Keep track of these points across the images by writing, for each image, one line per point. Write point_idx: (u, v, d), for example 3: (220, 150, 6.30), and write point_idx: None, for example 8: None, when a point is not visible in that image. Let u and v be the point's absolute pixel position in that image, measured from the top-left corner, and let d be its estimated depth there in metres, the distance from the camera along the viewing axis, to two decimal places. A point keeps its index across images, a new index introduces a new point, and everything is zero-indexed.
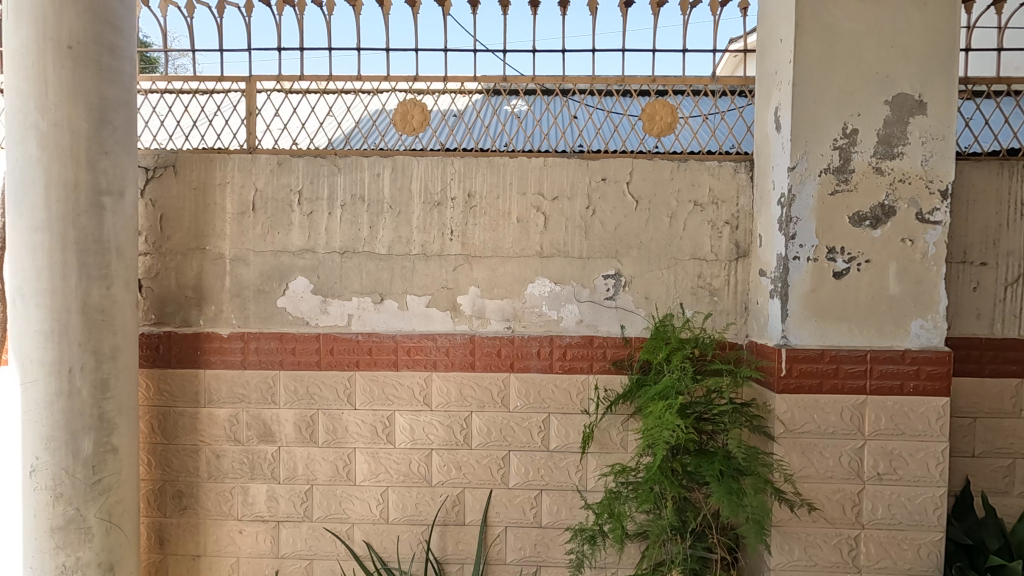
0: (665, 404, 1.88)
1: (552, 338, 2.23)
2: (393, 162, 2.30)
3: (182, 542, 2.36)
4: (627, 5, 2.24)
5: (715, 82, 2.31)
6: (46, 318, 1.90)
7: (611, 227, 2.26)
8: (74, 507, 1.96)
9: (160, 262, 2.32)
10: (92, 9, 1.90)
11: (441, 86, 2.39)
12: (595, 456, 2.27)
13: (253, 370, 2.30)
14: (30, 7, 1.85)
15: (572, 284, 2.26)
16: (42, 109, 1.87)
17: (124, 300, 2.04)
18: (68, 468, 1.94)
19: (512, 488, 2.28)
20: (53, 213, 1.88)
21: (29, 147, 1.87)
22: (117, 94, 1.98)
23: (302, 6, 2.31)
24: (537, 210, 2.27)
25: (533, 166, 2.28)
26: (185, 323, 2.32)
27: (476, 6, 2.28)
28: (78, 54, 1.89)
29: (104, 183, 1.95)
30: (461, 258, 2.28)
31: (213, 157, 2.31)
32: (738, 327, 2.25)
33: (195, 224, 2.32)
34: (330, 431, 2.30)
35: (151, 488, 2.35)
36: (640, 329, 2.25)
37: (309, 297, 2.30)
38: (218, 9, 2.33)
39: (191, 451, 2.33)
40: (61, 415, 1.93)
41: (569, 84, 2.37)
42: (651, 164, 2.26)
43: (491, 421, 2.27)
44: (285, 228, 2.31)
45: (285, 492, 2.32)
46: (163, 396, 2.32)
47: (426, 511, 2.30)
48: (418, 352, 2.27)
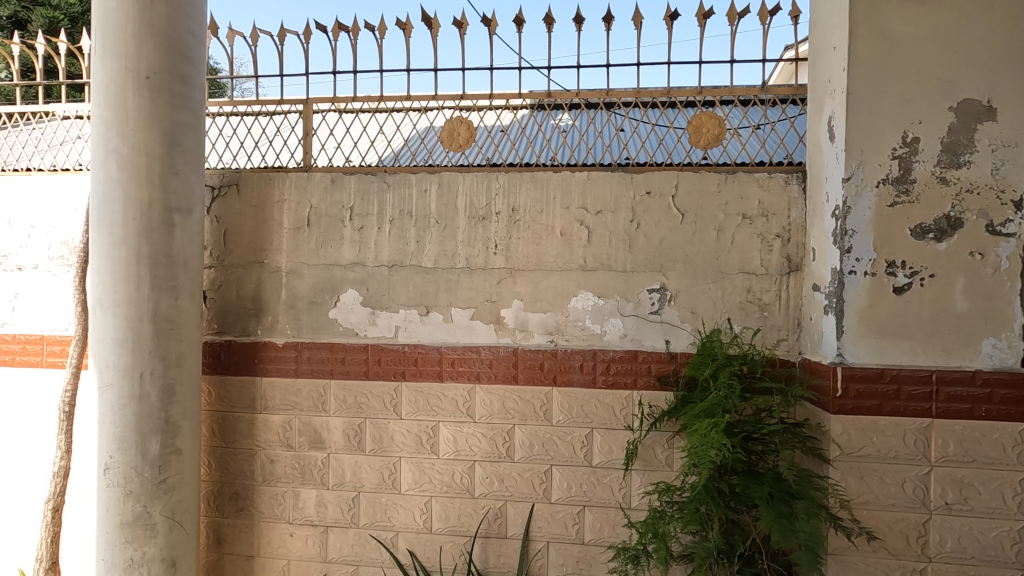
0: (710, 422, 1.83)
1: (595, 352, 2.22)
2: (439, 178, 2.36)
3: (238, 542, 2.46)
4: (672, 18, 2.23)
5: (765, 92, 2.27)
6: (121, 327, 2.05)
7: (656, 240, 2.23)
8: (141, 504, 2.09)
9: (222, 275, 2.46)
10: (166, 41, 2.06)
11: (487, 103, 2.45)
12: (639, 473, 2.22)
13: (305, 379, 2.40)
14: (114, 41, 2.02)
15: (616, 297, 2.24)
16: (123, 135, 2.03)
17: (189, 310, 2.18)
18: (138, 467, 2.08)
19: (555, 503, 2.26)
20: (130, 230, 2.04)
21: (110, 170, 2.04)
22: (187, 119, 2.13)
23: (356, 31, 2.43)
24: (581, 224, 2.27)
25: (577, 180, 2.28)
26: (244, 332, 2.46)
27: (522, 25, 2.32)
28: (155, 83, 2.05)
29: (174, 201, 2.10)
30: (505, 271, 2.30)
31: (272, 176, 2.45)
32: (790, 344, 2.16)
33: (255, 239, 2.45)
34: (377, 440, 2.36)
35: (210, 489, 2.47)
36: (685, 344, 2.20)
37: (359, 309, 2.39)
38: (279, 38, 2.47)
39: (247, 454, 2.45)
40: (132, 416, 2.07)
41: (613, 98, 2.38)
42: (697, 176, 2.23)
43: (534, 435, 2.27)
44: (337, 243, 2.41)
45: (333, 498, 2.40)
46: (222, 401, 2.45)
47: (468, 522, 2.31)
48: (462, 364, 2.30)
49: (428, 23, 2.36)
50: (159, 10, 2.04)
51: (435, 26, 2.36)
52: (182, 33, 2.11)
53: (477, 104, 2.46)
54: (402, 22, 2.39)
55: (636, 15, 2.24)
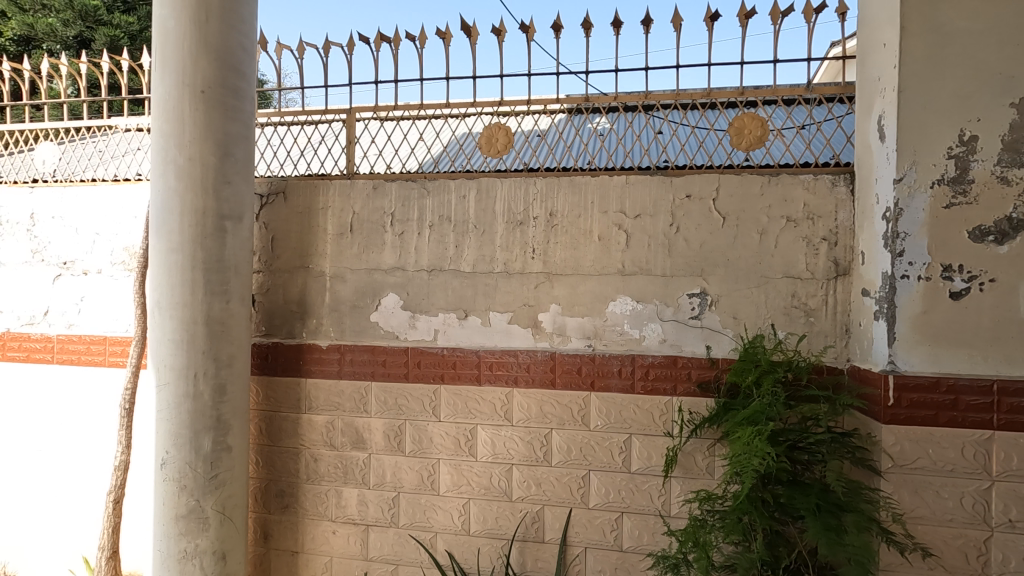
0: (753, 430, 1.79)
1: (633, 358, 2.20)
2: (478, 184, 2.39)
3: (283, 538, 2.55)
4: (713, 19, 2.20)
5: (810, 91, 2.21)
6: (178, 329, 2.15)
7: (696, 244, 2.20)
8: (195, 498, 2.19)
9: (270, 280, 2.56)
10: (221, 57, 2.16)
11: (525, 109, 2.47)
12: (679, 480, 2.19)
13: (347, 380, 2.47)
14: (173, 58, 2.13)
15: (655, 302, 2.22)
16: (180, 146, 2.14)
17: (239, 313, 2.27)
18: (191, 463, 2.18)
19: (592, 508, 2.25)
20: (186, 236, 2.14)
21: (168, 179, 2.15)
22: (238, 131, 2.23)
23: (397, 42, 2.49)
24: (619, 228, 2.26)
25: (615, 184, 2.28)
26: (290, 334, 2.54)
27: (560, 30, 2.33)
28: (209, 97, 2.15)
29: (226, 209, 2.20)
30: (542, 276, 2.31)
31: (316, 184, 2.53)
32: (837, 351, 2.09)
33: (301, 245, 2.54)
34: (416, 441, 2.40)
35: (258, 486, 2.56)
36: (727, 350, 2.16)
37: (399, 313, 2.44)
38: (324, 50, 2.56)
39: (293, 453, 2.53)
40: (187, 414, 2.17)
41: (651, 101, 2.37)
42: (739, 179, 2.18)
43: (572, 440, 2.26)
44: (378, 248, 2.47)
45: (374, 498, 2.45)
46: (269, 401, 2.55)
47: (506, 525, 2.32)
48: (500, 368, 2.32)
49: (466, 32, 2.40)
50: (213, 28, 2.14)
51: (474, 35, 2.40)
52: (234, 49, 2.21)
53: (515, 110, 2.48)
54: (441, 31, 2.44)
55: (675, 17, 2.22)
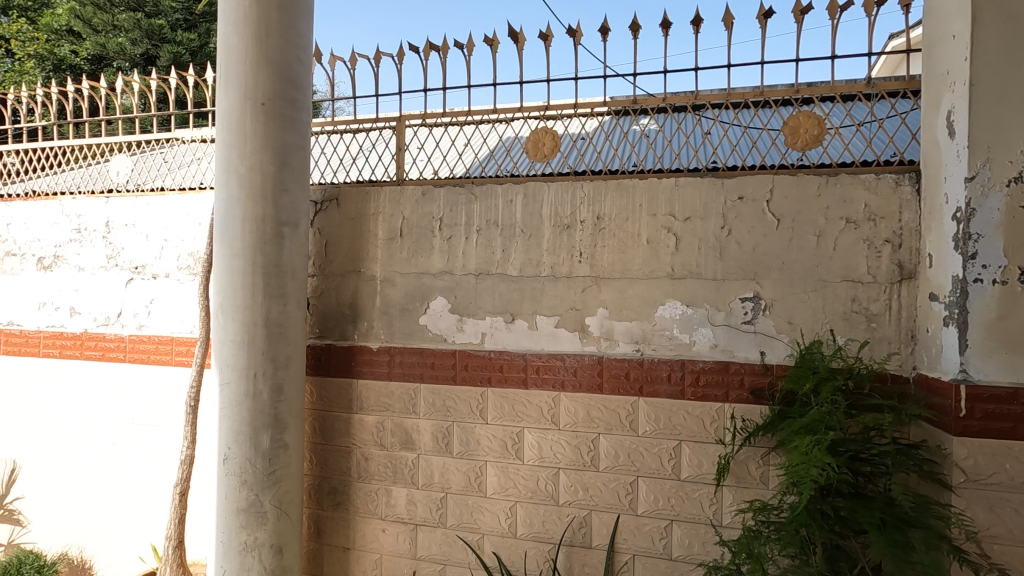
0: (812, 439, 1.73)
1: (683, 363, 2.17)
2: (525, 189, 2.41)
3: (336, 534, 2.62)
4: (766, 16, 2.15)
5: (870, 87, 2.13)
6: (239, 330, 2.26)
7: (749, 247, 2.14)
8: (254, 493, 2.28)
9: (324, 283, 2.65)
10: (279, 71, 2.26)
11: (571, 112, 2.47)
12: (731, 489, 2.13)
13: (397, 382, 2.53)
14: (235, 72, 2.24)
15: (705, 306, 2.17)
16: (242, 156, 2.24)
17: (295, 316, 2.37)
18: (252, 459, 2.27)
19: (641, 515, 2.22)
20: (247, 242, 2.24)
21: (231, 188, 2.25)
22: (295, 140, 2.33)
23: (445, 50, 2.54)
24: (668, 231, 2.23)
25: (664, 186, 2.24)
26: (343, 336, 2.62)
27: (607, 33, 2.32)
28: (268, 109, 2.25)
29: (284, 216, 2.30)
30: (589, 279, 2.30)
31: (368, 190, 2.60)
32: (902, 358, 1.99)
33: (353, 249, 2.62)
34: (464, 443, 2.43)
35: (312, 483, 2.65)
36: (782, 356, 2.09)
37: (447, 316, 2.48)
38: (375, 60, 2.64)
39: (345, 452, 2.60)
40: (247, 412, 2.27)
41: (701, 102, 2.32)
42: (795, 179, 2.12)
43: (619, 445, 2.24)
44: (427, 253, 2.52)
45: (422, 498, 2.49)
46: (322, 400, 2.63)
47: (552, 529, 2.32)
48: (547, 371, 2.32)
49: (513, 38, 2.42)
50: (273, 43, 2.24)
51: (521, 40, 2.42)
52: (291, 62, 2.30)
53: (562, 114, 2.48)
54: (489, 38, 2.47)
55: (727, 15, 2.18)
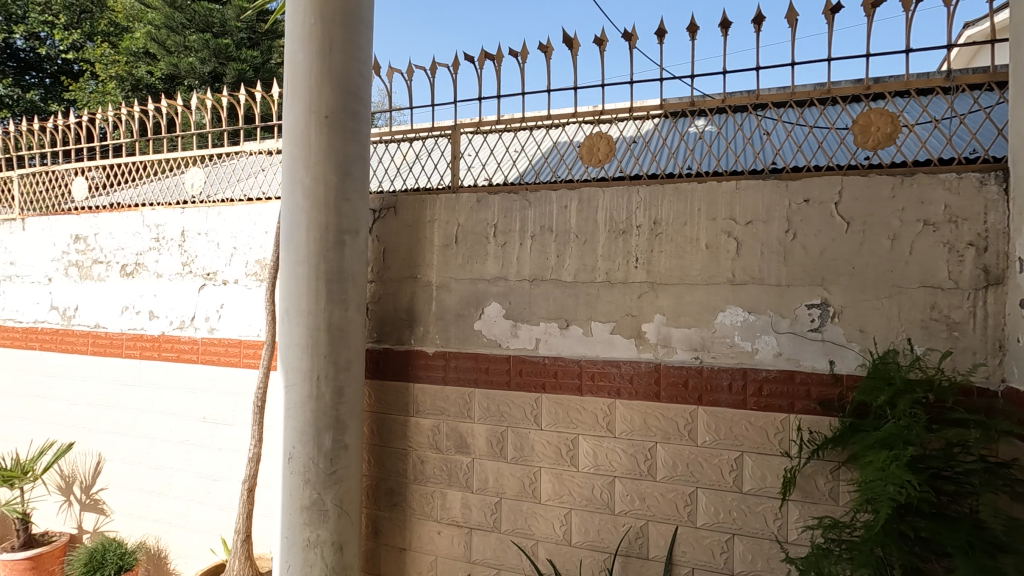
0: (889, 455, 1.64)
1: (745, 371, 2.10)
2: (579, 194, 2.40)
3: (392, 534, 2.68)
4: (834, 10, 2.05)
5: (950, 82, 2.00)
6: (303, 335, 2.34)
7: (816, 251, 2.06)
8: (317, 492, 2.36)
9: (382, 289, 2.73)
10: (342, 85, 2.35)
11: (626, 116, 2.45)
12: (798, 504, 2.05)
13: (452, 386, 2.57)
14: (302, 87, 2.34)
15: (769, 313, 2.10)
16: (307, 167, 2.34)
17: (355, 321, 2.45)
18: (315, 459, 2.35)
19: (700, 528, 2.16)
20: (311, 250, 2.33)
21: (296, 198, 2.35)
22: (356, 151, 2.41)
23: (499, 58, 2.57)
24: (728, 236, 2.17)
25: (724, 190, 2.18)
26: (400, 341, 2.69)
27: (664, 36, 2.29)
28: (332, 121, 2.34)
29: (345, 224, 2.38)
30: (646, 285, 2.27)
31: (424, 198, 2.66)
32: (988, 370, 1.86)
33: (410, 256, 2.68)
34: (518, 448, 2.44)
35: (370, 484, 2.72)
36: (853, 366, 1.99)
37: (502, 321, 2.50)
38: (432, 71, 2.70)
39: (401, 454, 2.66)
40: (311, 413, 2.35)
41: (763, 102, 2.25)
42: (866, 180, 2.02)
43: (677, 455, 2.19)
44: (482, 259, 2.55)
45: (477, 502, 2.51)
46: (380, 403, 2.71)
47: (608, 539, 2.29)
48: (602, 378, 2.30)
49: (568, 44, 2.42)
50: (336, 58, 2.33)
51: (575, 46, 2.41)
52: (353, 76, 2.39)
53: (616, 118, 2.46)
54: (543, 45, 2.48)
55: (790, 12, 2.10)
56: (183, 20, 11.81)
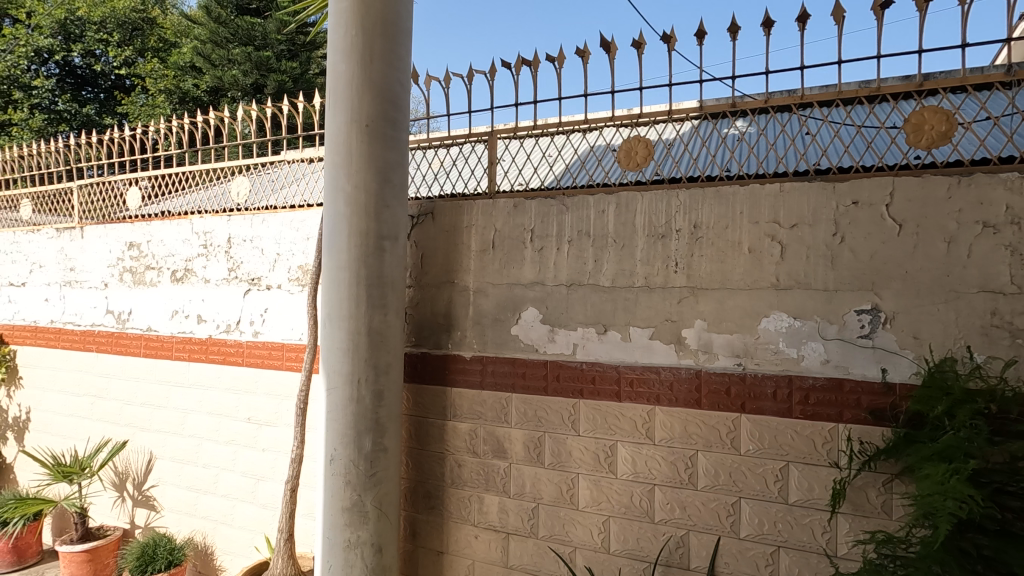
0: (948, 468, 1.56)
1: (790, 379, 2.04)
2: (617, 199, 2.38)
3: (430, 537, 2.70)
4: (884, 6, 1.98)
5: (1010, 77, 1.91)
6: (344, 339, 2.39)
7: (866, 255, 1.99)
8: (357, 493, 2.40)
9: (420, 294, 2.76)
10: (382, 93, 2.40)
11: (665, 120, 2.42)
12: (848, 517, 1.97)
13: (490, 391, 2.58)
14: (343, 96, 2.39)
15: (815, 319, 2.03)
16: (348, 175, 2.39)
17: (394, 325, 2.49)
18: (355, 461, 2.39)
19: (743, 539, 2.10)
20: (353, 255, 2.38)
21: (338, 205, 2.40)
22: (396, 158, 2.45)
23: (536, 64, 2.58)
24: (772, 239, 2.11)
25: (767, 193, 2.13)
26: (437, 345, 2.72)
27: (703, 37, 2.25)
28: (372, 129, 2.39)
29: (385, 230, 2.43)
30: (686, 290, 2.23)
31: (461, 204, 2.69)
32: None
33: (447, 261, 2.71)
34: (556, 454, 2.43)
35: (408, 486, 2.75)
36: (907, 374, 1.91)
37: (539, 326, 2.49)
38: (468, 78, 2.72)
39: (439, 457, 2.69)
40: (352, 416, 2.40)
41: (808, 102, 2.19)
42: (919, 181, 1.94)
43: (719, 463, 2.14)
44: (519, 264, 2.55)
45: (514, 507, 2.51)
46: (418, 407, 2.74)
47: (648, 548, 2.25)
48: (641, 384, 2.27)
49: (605, 48, 2.41)
50: (376, 68, 2.38)
51: (612, 50, 2.40)
52: (392, 85, 2.43)
53: (654, 121, 2.44)
54: (580, 49, 2.47)
55: (837, 9, 2.04)
56: (226, 34, 12.34)
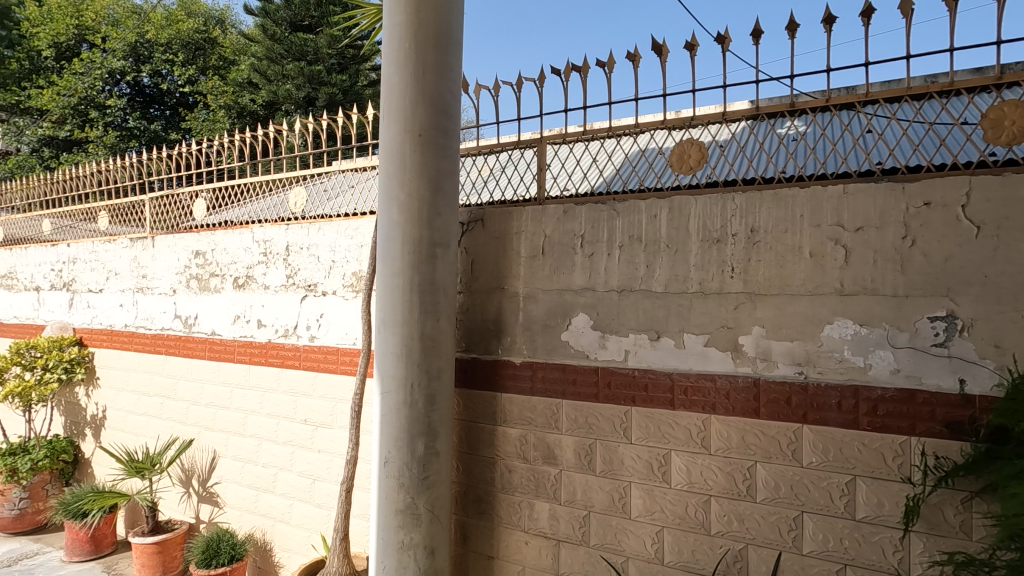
0: None
1: (856, 389, 1.95)
2: (670, 203, 2.34)
3: (481, 542, 2.72)
4: None
5: None
6: (398, 344, 2.44)
7: (939, 259, 1.88)
8: (410, 496, 2.44)
9: (470, 300, 2.80)
10: (434, 103, 2.45)
11: (719, 122, 2.37)
12: (922, 537, 1.86)
13: (540, 397, 2.58)
14: (397, 107, 2.45)
15: (884, 327, 1.94)
16: (401, 184, 2.45)
17: (446, 331, 2.52)
18: (408, 464, 2.44)
19: (807, 556, 2.02)
20: (406, 262, 2.44)
21: (392, 213, 2.46)
22: (447, 167, 2.50)
23: (585, 70, 2.57)
24: (835, 243, 2.03)
25: (830, 195, 2.06)
26: (488, 351, 2.74)
27: (760, 36, 2.19)
28: (425, 139, 2.44)
29: (437, 237, 2.47)
30: (743, 296, 2.17)
31: (511, 210, 2.71)
32: None
33: (497, 267, 2.74)
34: (607, 462, 2.40)
35: (459, 490, 2.78)
36: (988, 386, 1.79)
37: (589, 332, 2.48)
38: (518, 85, 2.75)
39: (490, 462, 2.70)
40: (405, 420, 2.44)
41: (873, 100, 2.10)
42: (999, 180, 1.83)
43: (780, 476, 2.07)
44: (569, 270, 2.55)
45: (565, 514, 2.50)
46: (469, 411, 2.77)
47: (703, 560, 2.19)
48: (696, 392, 2.22)
49: (656, 51, 2.38)
50: (429, 79, 2.44)
51: (664, 53, 2.37)
52: (444, 95, 2.48)
53: (708, 124, 2.39)
54: (630, 53, 2.45)
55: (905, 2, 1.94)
56: (282, 50, 12.89)
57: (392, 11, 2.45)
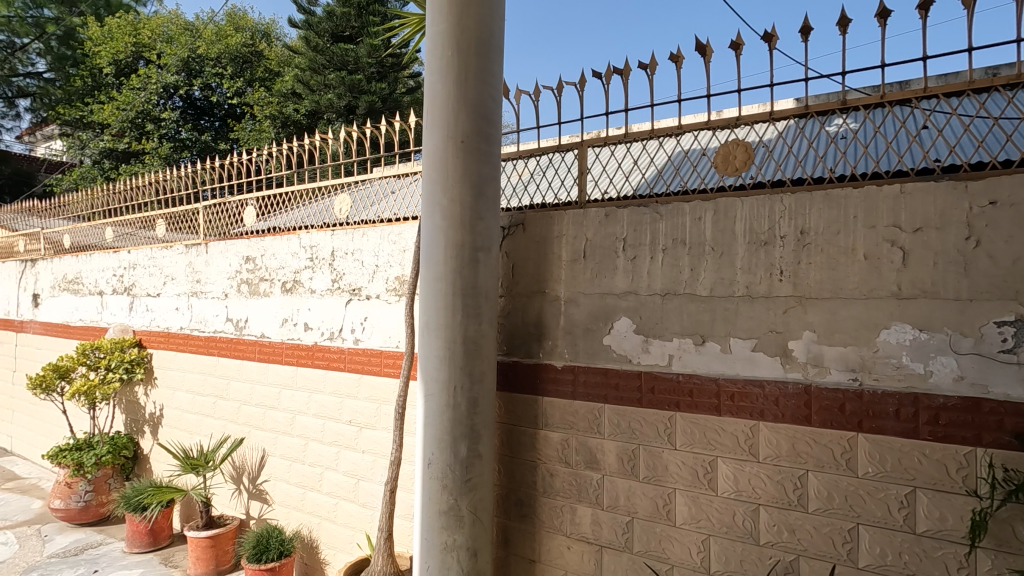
0: None
1: (916, 397, 1.87)
2: (715, 205, 2.30)
3: (522, 545, 2.72)
4: None
5: None
6: (441, 347, 2.48)
7: (1006, 261, 1.78)
8: (453, 497, 2.47)
9: (512, 303, 2.82)
10: (476, 110, 2.48)
11: (766, 123, 2.33)
12: (990, 554, 1.77)
13: (582, 401, 2.57)
14: (440, 114, 2.49)
15: (946, 332, 1.85)
16: (444, 189, 2.49)
17: (488, 334, 2.55)
18: (451, 466, 2.46)
19: (862, 569, 1.94)
20: (448, 267, 2.47)
21: (435, 218, 2.50)
22: (489, 172, 2.53)
23: (627, 72, 2.56)
24: (892, 245, 1.96)
25: (886, 195, 1.99)
26: (529, 354, 2.75)
27: (809, 33, 2.13)
28: (467, 145, 2.47)
29: (479, 241, 2.50)
30: (792, 299, 2.11)
31: (552, 214, 2.72)
32: None
33: (538, 271, 2.75)
34: (651, 468, 2.37)
35: (501, 493, 2.80)
36: None
37: (632, 337, 2.46)
38: (559, 90, 2.75)
39: (531, 465, 2.71)
40: (448, 422, 2.47)
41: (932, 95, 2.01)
42: None
43: (833, 486, 2.00)
44: (610, 273, 2.53)
45: (608, 520, 2.48)
46: (511, 414, 2.78)
47: (752, 571, 2.13)
48: (743, 399, 2.17)
49: (700, 51, 2.35)
50: (471, 85, 2.47)
51: (708, 53, 2.33)
52: (486, 101, 2.51)
53: (754, 124, 2.35)
54: (673, 54, 2.43)
55: None
56: (324, 61, 13.26)
57: (435, 20, 2.49)
